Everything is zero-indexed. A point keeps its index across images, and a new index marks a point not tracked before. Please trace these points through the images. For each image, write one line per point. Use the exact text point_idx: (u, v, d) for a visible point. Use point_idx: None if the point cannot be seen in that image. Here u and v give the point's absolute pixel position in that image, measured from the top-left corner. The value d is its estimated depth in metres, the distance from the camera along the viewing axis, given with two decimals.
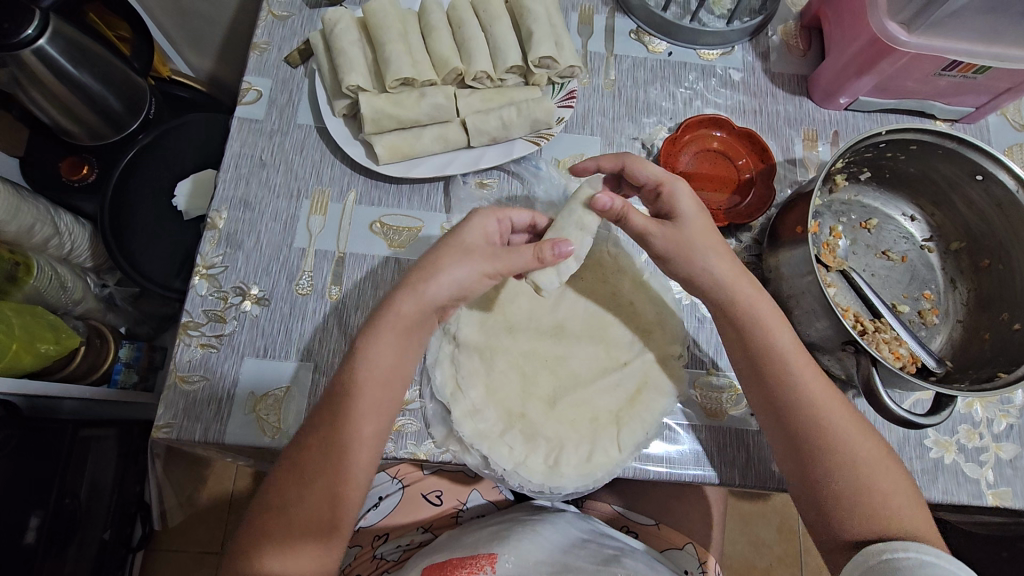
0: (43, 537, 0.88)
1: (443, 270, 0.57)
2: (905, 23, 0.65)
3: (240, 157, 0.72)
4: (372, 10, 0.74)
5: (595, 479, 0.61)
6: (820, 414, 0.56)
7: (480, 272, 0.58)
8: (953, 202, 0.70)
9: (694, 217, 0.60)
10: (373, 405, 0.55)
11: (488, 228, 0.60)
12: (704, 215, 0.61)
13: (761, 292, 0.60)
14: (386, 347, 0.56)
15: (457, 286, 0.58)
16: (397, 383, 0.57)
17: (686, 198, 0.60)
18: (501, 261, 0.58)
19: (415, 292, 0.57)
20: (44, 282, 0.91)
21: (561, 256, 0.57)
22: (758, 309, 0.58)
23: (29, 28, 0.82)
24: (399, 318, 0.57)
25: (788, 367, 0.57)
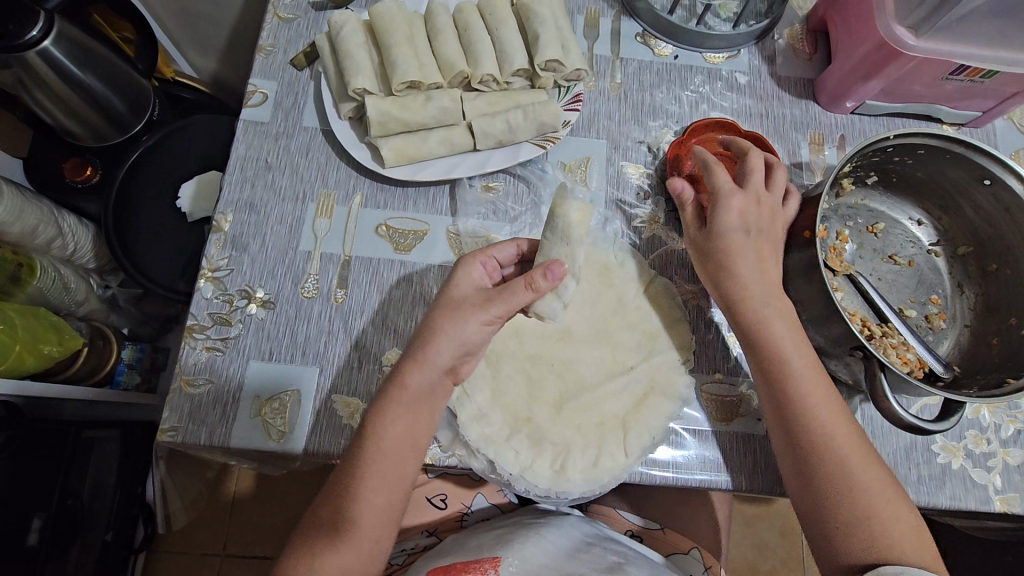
0: (45, 539, 0.88)
1: (442, 334, 0.56)
2: (913, 27, 0.65)
3: (246, 160, 0.72)
4: (378, 13, 0.74)
5: (602, 484, 0.61)
6: (825, 434, 0.56)
7: (476, 323, 0.56)
8: (960, 207, 0.70)
9: (722, 236, 0.61)
10: (379, 481, 0.54)
11: (475, 275, 0.60)
12: (740, 234, 0.61)
13: (780, 307, 0.60)
14: (395, 423, 0.55)
15: (462, 345, 0.56)
16: (410, 458, 0.56)
17: (729, 215, 0.61)
18: (495, 305, 0.57)
19: (420, 364, 0.56)
20: (47, 283, 0.90)
21: (556, 279, 0.56)
22: (771, 320, 0.59)
23: (35, 30, 0.82)
24: (406, 392, 0.56)
25: (802, 383, 0.58)
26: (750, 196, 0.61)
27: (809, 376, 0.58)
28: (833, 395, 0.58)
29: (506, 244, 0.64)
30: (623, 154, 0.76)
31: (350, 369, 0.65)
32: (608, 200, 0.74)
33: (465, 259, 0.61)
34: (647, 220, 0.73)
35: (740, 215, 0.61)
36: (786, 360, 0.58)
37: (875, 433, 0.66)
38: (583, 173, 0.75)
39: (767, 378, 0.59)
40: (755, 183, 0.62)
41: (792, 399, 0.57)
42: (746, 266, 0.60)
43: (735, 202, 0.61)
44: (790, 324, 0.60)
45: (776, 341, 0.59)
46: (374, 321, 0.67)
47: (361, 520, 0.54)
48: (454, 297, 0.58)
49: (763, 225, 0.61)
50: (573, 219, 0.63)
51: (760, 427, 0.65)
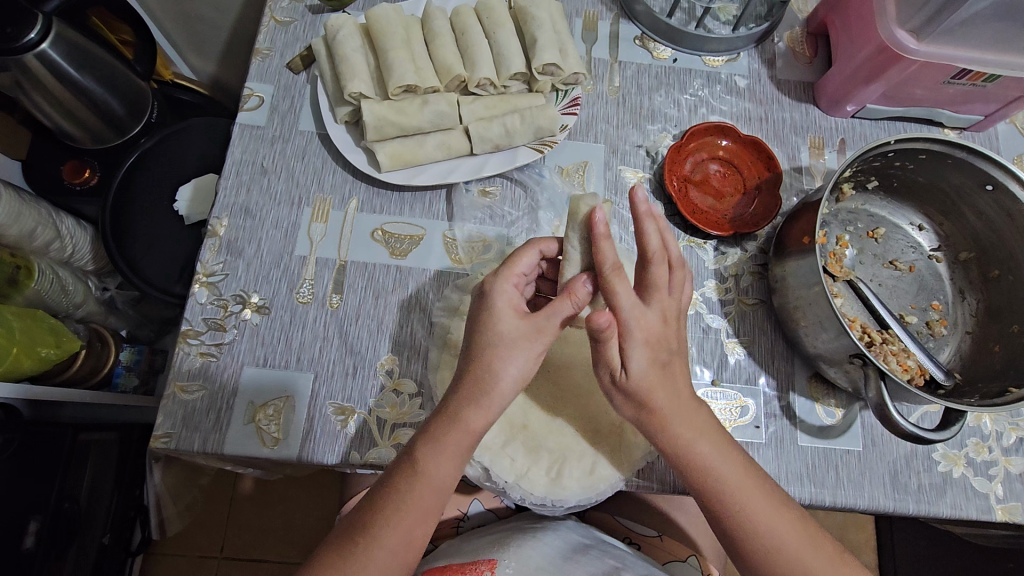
0: (42, 542, 0.87)
1: (501, 378, 0.52)
2: (914, 31, 0.64)
3: (241, 164, 0.72)
4: (375, 16, 0.73)
5: (599, 492, 0.60)
6: (772, 538, 0.51)
7: (531, 357, 0.53)
8: (962, 212, 0.70)
9: (643, 381, 0.51)
10: (419, 513, 0.52)
11: (511, 296, 0.54)
12: (656, 369, 0.51)
13: (701, 424, 0.53)
14: (447, 462, 0.52)
15: (519, 382, 0.53)
16: (449, 492, 0.54)
17: (639, 352, 0.51)
18: (547, 333, 0.53)
19: (483, 409, 0.52)
20: (45, 285, 0.90)
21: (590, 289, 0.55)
22: (693, 443, 0.52)
23: (32, 32, 0.82)
24: (468, 436, 0.52)
25: (683, 441, 0.52)
26: (654, 317, 0.52)
27: (747, 486, 0.52)
28: (774, 493, 0.53)
29: (529, 253, 0.58)
30: (622, 158, 0.76)
31: (345, 376, 0.64)
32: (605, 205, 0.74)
33: (497, 286, 0.54)
34: None
35: (652, 347, 0.51)
36: (719, 476, 0.52)
37: (876, 442, 0.65)
38: (581, 178, 0.74)
39: (702, 497, 0.53)
40: (660, 298, 0.53)
41: (734, 516, 0.52)
42: (669, 399, 0.52)
43: (642, 334, 0.51)
44: (713, 438, 0.53)
45: (706, 467, 0.52)
46: (369, 327, 0.66)
47: (389, 547, 0.52)
48: (503, 334, 0.52)
49: (670, 347, 0.52)
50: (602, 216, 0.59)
51: (759, 434, 0.65)
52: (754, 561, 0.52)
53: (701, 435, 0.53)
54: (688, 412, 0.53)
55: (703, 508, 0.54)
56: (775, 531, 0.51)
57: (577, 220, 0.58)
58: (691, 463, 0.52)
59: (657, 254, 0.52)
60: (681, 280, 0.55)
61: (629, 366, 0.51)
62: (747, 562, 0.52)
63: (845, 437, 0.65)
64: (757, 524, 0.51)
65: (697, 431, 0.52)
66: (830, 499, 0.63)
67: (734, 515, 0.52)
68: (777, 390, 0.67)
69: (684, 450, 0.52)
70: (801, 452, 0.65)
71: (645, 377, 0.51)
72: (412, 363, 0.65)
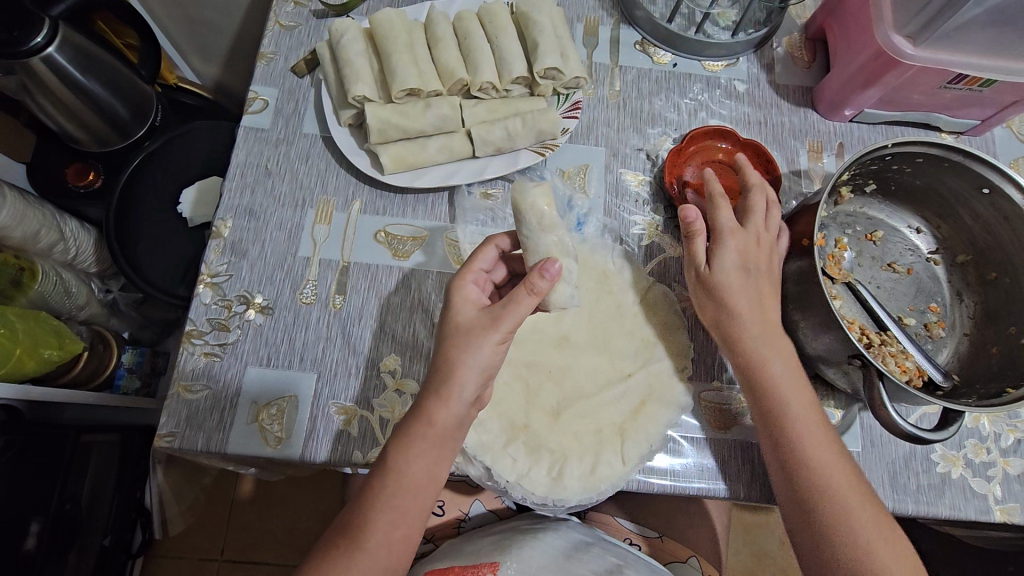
0: (43, 543, 0.87)
1: (461, 366, 0.53)
2: (911, 37, 0.65)
3: (246, 166, 0.73)
4: (378, 21, 0.74)
5: (600, 491, 0.61)
6: (826, 468, 0.55)
7: (490, 346, 0.54)
8: (959, 215, 0.70)
9: (724, 277, 0.61)
10: (397, 513, 0.53)
11: (471, 294, 0.57)
12: (741, 273, 0.61)
13: (780, 348, 0.60)
14: (418, 458, 0.53)
15: (484, 372, 0.54)
16: (429, 493, 0.55)
17: (729, 256, 0.61)
18: (504, 321, 0.54)
19: (445, 399, 0.54)
20: (48, 287, 0.91)
21: (554, 277, 0.55)
22: (768, 359, 0.59)
23: (38, 36, 0.83)
24: (432, 428, 0.54)
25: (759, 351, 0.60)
26: (750, 235, 0.63)
27: (810, 415, 0.58)
28: (833, 437, 0.58)
29: (487, 249, 0.62)
30: (622, 161, 0.76)
31: (349, 376, 0.65)
32: (606, 207, 0.74)
33: (456, 282, 0.58)
34: (647, 228, 0.74)
35: (741, 254, 0.62)
36: (784, 397, 0.58)
37: (875, 443, 0.66)
38: (582, 181, 0.75)
39: (766, 414, 0.59)
40: (753, 224, 0.64)
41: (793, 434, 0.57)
42: (748, 301, 0.61)
43: (734, 241, 0.62)
44: (787, 364, 0.60)
45: (773, 376, 0.59)
46: (372, 328, 0.67)
47: (370, 551, 0.52)
48: (461, 325, 0.56)
49: (762, 265, 0.62)
50: (544, 205, 0.62)
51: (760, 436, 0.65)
52: (806, 486, 0.55)
53: (776, 347, 0.60)
54: (767, 329, 0.61)
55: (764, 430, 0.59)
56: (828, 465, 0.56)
57: (520, 213, 0.61)
58: (761, 376, 0.59)
59: (756, 187, 0.65)
60: (774, 220, 0.65)
61: (714, 262, 0.62)
62: (793, 487, 0.56)
63: (844, 437, 0.66)
64: (813, 451, 0.56)
65: (771, 341, 0.60)
66: None
67: (791, 436, 0.57)
68: None
69: (757, 363, 0.60)
70: None
71: (728, 278, 0.61)
72: (414, 363, 0.66)
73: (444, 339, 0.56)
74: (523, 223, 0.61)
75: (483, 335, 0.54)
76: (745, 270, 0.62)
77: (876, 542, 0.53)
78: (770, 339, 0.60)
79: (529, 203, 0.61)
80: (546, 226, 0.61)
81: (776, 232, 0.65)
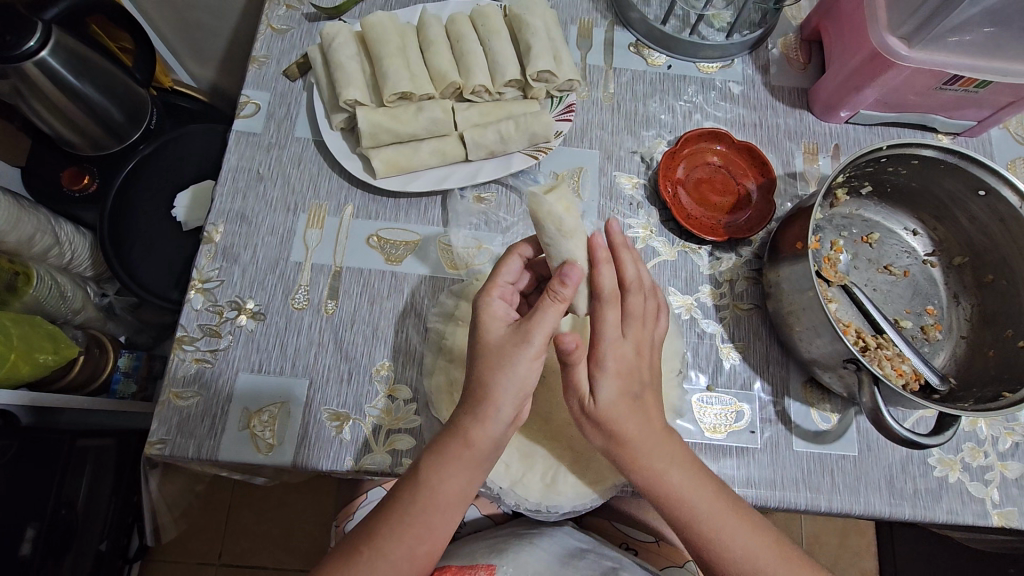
0: (39, 549, 0.87)
1: (496, 387, 0.51)
2: (905, 38, 0.65)
3: (238, 170, 0.72)
4: (370, 25, 0.74)
5: (593, 497, 0.60)
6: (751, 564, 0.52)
7: (526, 362, 0.51)
8: (956, 217, 0.70)
9: (611, 409, 0.52)
10: (422, 527, 0.52)
11: (499, 311, 0.55)
12: (627, 400, 0.52)
13: (674, 454, 0.54)
14: (451, 479, 0.53)
15: (520, 390, 0.51)
16: (458, 507, 0.54)
17: (609, 382, 0.52)
18: (535, 335, 0.51)
19: (481, 419, 0.52)
20: (43, 291, 0.90)
21: (575, 282, 0.51)
22: (664, 471, 0.53)
23: (31, 41, 0.83)
24: (468, 448, 0.52)
25: (653, 466, 0.53)
26: (629, 348, 0.53)
27: (721, 513, 0.53)
28: (750, 519, 0.54)
29: (510, 261, 0.59)
30: (616, 164, 0.76)
31: (341, 381, 0.64)
32: (600, 211, 0.74)
33: (482, 299, 0.55)
34: (641, 231, 0.73)
35: (622, 377, 0.52)
36: (693, 505, 0.53)
37: (871, 447, 0.65)
38: (575, 184, 0.74)
39: (680, 526, 0.54)
40: (637, 330, 0.54)
41: (711, 540, 0.52)
42: (638, 427, 0.53)
43: (614, 363, 0.52)
44: (684, 467, 0.54)
45: (675, 492, 0.53)
46: (365, 333, 0.67)
47: (392, 559, 0.52)
48: (491, 344, 0.53)
49: (642, 380, 0.53)
50: (560, 210, 0.59)
51: (755, 440, 0.65)
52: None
53: (668, 449, 0.54)
54: (660, 442, 0.54)
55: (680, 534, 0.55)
56: (755, 556, 0.52)
57: (539, 222, 0.58)
58: (665, 491, 0.53)
59: (634, 285, 0.55)
60: (653, 310, 0.56)
61: (597, 393, 0.52)
62: None
63: (842, 441, 0.65)
64: (736, 551, 0.52)
65: (665, 448, 0.54)
66: (826, 504, 0.62)
67: (712, 547, 0.53)
68: (773, 394, 0.67)
69: (655, 478, 0.53)
70: (797, 457, 0.64)
71: (616, 412, 0.52)
72: (407, 369, 0.65)
73: (473, 357, 0.53)
74: (543, 231, 0.59)
75: (511, 356, 0.51)
76: (627, 386, 0.52)
77: None
78: (662, 446, 0.54)
79: (546, 210, 0.58)
80: (566, 231, 0.58)
81: (651, 327, 0.55)
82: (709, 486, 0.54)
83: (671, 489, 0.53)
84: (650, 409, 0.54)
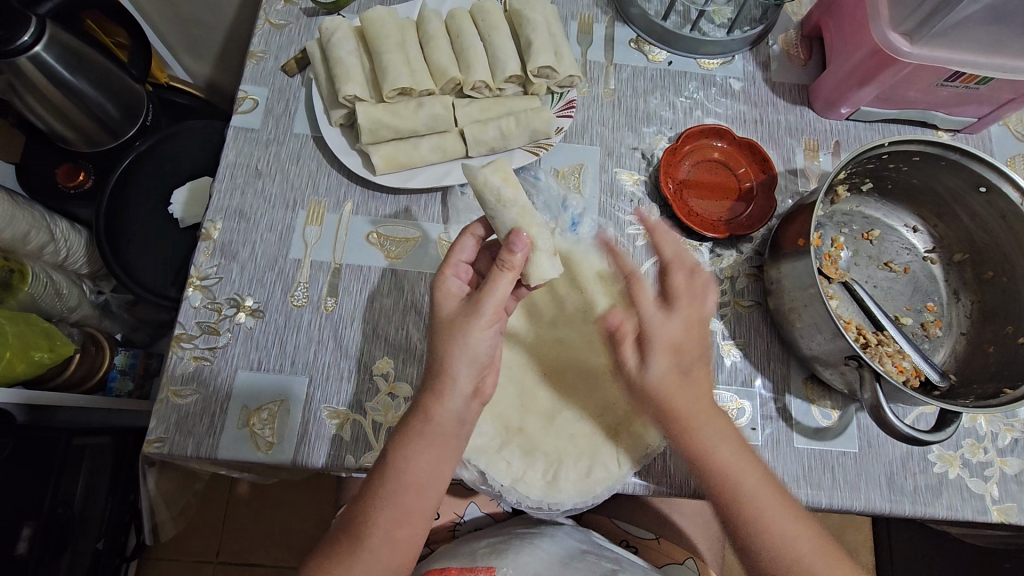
0: (36, 547, 0.85)
1: (450, 356, 0.53)
2: (908, 34, 0.65)
3: (236, 166, 0.72)
4: (369, 19, 0.73)
5: (595, 495, 0.60)
6: (784, 547, 0.51)
7: (480, 331, 0.54)
8: (956, 213, 0.70)
9: (661, 381, 0.53)
10: (396, 511, 0.52)
11: (453, 289, 0.57)
12: (676, 374, 0.53)
13: (723, 431, 0.54)
14: (419, 456, 0.53)
15: (474, 361, 0.54)
16: (433, 492, 0.53)
17: (658, 354, 0.53)
18: (486, 305, 0.54)
19: (440, 394, 0.54)
20: (38, 289, 0.89)
21: (524, 248, 0.55)
22: (714, 446, 0.53)
23: (25, 35, 0.82)
24: (429, 423, 0.53)
25: (701, 438, 0.53)
26: (677, 324, 0.54)
27: (763, 493, 0.52)
28: (793, 508, 0.53)
29: (464, 240, 0.61)
30: (617, 161, 0.76)
31: (341, 379, 0.64)
32: (600, 207, 0.74)
33: (437, 277, 0.58)
34: (642, 228, 0.73)
35: (672, 352, 0.54)
36: (737, 483, 0.52)
37: (871, 443, 0.65)
38: (576, 180, 0.74)
39: (722, 507, 0.53)
40: (683, 304, 0.55)
41: (749, 519, 0.52)
42: (687, 401, 0.53)
43: (661, 337, 0.54)
44: (732, 445, 0.54)
45: (723, 468, 0.53)
46: (365, 331, 0.66)
47: (372, 550, 0.51)
48: (446, 319, 0.56)
49: (694, 353, 0.54)
50: (498, 180, 0.62)
51: (755, 437, 0.65)
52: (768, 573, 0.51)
53: (717, 424, 0.54)
54: (711, 418, 0.54)
55: (721, 516, 0.54)
56: (790, 540, 0.51)
57: (480, 195, 0.62)
58: (711, 468, 0.53)
59: (675, 262, 0.56)
60: (703, 286, 0.56)
61: (646, 365, 0.54)
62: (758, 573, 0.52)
63: (842, 438, 0.65)
64: (774, 535, 0.51)
65: (713, 424, 0.54)
66: (826, 501, 0.63)
67: (754, 529, 0.52)
68: (774, 391, 0.67)
69: (704, 453, 0.53)
70: (798, 454, 0.64)
71: (665, 386, 0.53)
72: (408, 366, 0.65)
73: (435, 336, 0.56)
74: (484, 203, 0.62)
75: (464, 328, 0.54)
76: (678, 357, 0.54)
77: None
78: (712, 419, 0.54)
79: (484, 181, 0.62)
80: (506, 201, 0.62)
81: (706, 303, 0.56)
82: (753, 464, 0.54)
83: (720, 465, 0.53)
84: (702, 385, 0.55)
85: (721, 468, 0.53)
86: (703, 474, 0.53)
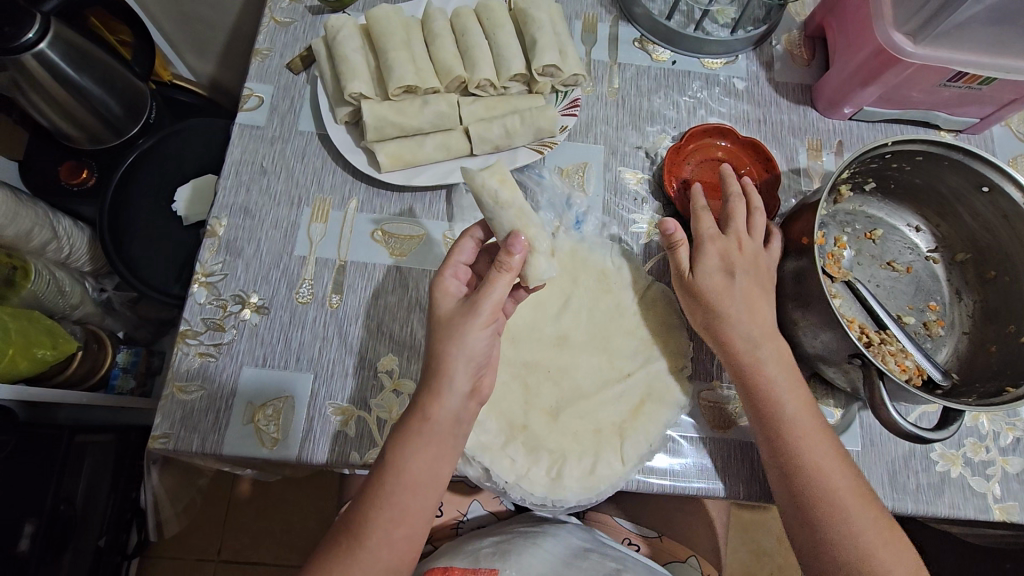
0: (38, 544, 0.86)
1: (447, 357, 0.54)
2: (911, 34, 0.65)
3: (241, 163, 0.72)
4: (374, 17, 0.74)
5: (598, 493, 0.60)
6: (824, 470, 0.55)
7: (477, 331, 0.55)
8: (958, 213, 0.70)
9: (710, 282, 0.62)
10: (395, 511, 0.52)
11: (452, 288, 0.58)
12: (724, 279, 0.62)
13: (777, 352, 0.60)
14: (418, 455, 0.53)
15: (471, 361, 0.55)
16: (431, 493, 0.54)
17: (710, 259, 0.62)
18: (484, 305, 0.55)
19: (437, 394, 0.54)
20: (41, 286, 0.89)
21: (522, 250, 0.55)
22: (765, 364, 0.59)
23: (30, 32, 0.81)
24: (426, 424, 0.53)
25: (756, 357, 0.59)
26: (731, 242, 0.63)
27: (806, 416, 0.57)
28: (832, 436, 0.57)
29: (463, 242, 0.61)
30: (620, 160, 0.76)
31: (345, 375, 0.64)
32: (604, 206, 0.74)
33: (434, 278, 0.59)
34: (646, 228, 0.73)
35: (722, 258, 0.62)
36: (782, 403, 0.57)
37: (873, 442, 0.65)
38: (581, 179, 0.74)
39: (766, 424, 0.58)
40: (736, 227, 0.64)
41: (790, 439, 0.56)
42: (741, 308, 0.61)
43: (713, 247, 0.63)
44: (783, 367, 0.59)
45: (771, 386, 0.58)
46: (370, 328, 0.66)
47: (373, 549, 0.51)
48: (444, 319, 0.56)
49: (750, 269, 0.62)
50: (495, 183, 0.62)
51: None
52: (806, 491, 0.55)
53: (772, 347, 0.60)
54: (763, 335, 0.60)
55: (764, 435, 0.58)
56: (828, 463, 0.55)
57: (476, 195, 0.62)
58: (759, 384, 0.59)
59: (737, 194, 0.65)
60: (761, 224, 0.65)
61: (697, 267, 0.63)
62: (794, 494, 0.56)
63: (844, 437, 0.65)
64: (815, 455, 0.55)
65: (767, 346, 0.60)
66: None
67: (794, 448, 0.56)
68: None
69: (756, 368, 0.59)
70: None
71: (713, 286, 0.61)
72: (412, 363, 0.65)
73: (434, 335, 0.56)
74: (482, 205, 0.62)
75: (462, 328, 0.55)
76: (734, 271, 0.62)
77: (876, 546, 0.53)
78: (769, 341, 0.60)
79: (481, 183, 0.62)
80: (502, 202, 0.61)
81: (764, 238, 0.64)
82: (800, 391, 0.59)
83: (771, 384, 0.58)
84: (758, 308, 0.61)
85: (770, 387, 0.58)
86: (754, 393, 0.59)
